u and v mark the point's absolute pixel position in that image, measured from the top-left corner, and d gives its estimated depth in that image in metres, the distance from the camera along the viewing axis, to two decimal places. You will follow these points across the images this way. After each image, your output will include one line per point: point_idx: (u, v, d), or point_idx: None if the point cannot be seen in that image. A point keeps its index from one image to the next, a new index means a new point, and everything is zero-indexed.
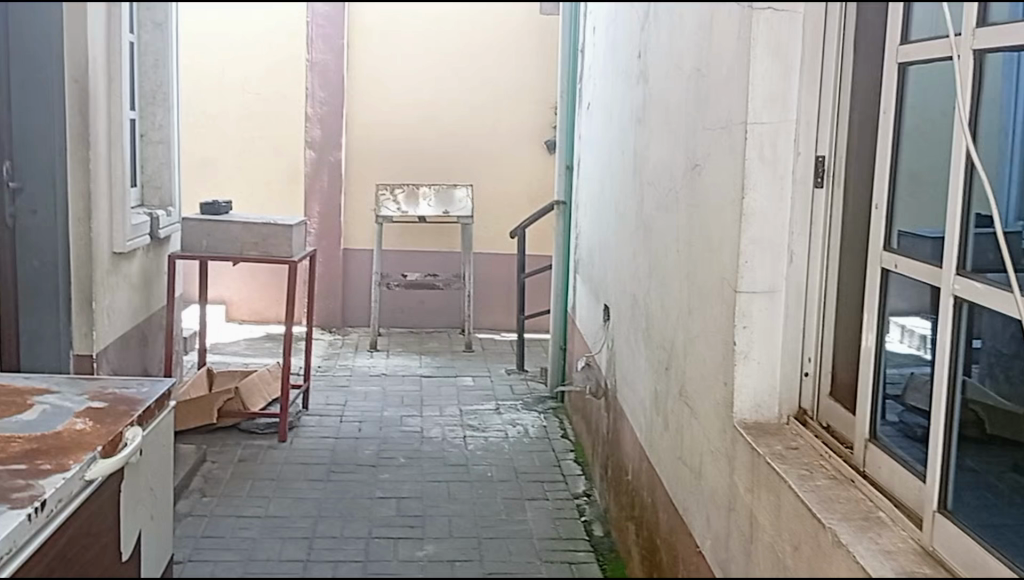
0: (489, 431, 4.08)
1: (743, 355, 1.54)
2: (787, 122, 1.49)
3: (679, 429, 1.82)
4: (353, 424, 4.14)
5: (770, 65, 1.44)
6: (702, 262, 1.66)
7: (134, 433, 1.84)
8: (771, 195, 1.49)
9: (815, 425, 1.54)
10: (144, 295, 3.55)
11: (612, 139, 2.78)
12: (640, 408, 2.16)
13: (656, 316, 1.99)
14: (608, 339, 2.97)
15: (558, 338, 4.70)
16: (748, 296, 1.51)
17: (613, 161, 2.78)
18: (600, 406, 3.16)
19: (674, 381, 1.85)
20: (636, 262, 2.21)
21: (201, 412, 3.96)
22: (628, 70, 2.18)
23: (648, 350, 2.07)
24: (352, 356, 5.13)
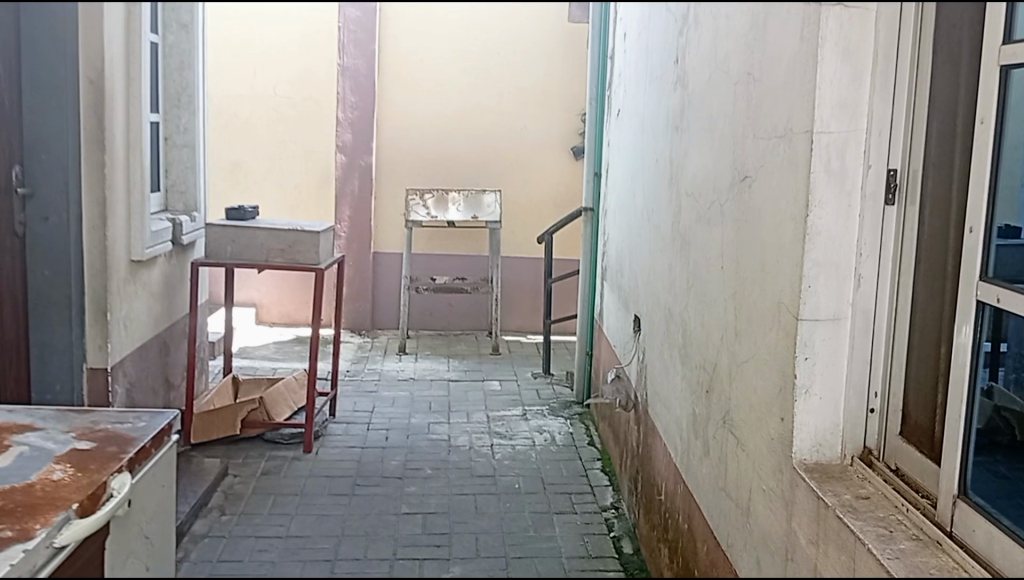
0: (515, 439, 3.99)
1: (804, 391, 1.45)
2: (857, 132, 1.40)
3: (720, 459, 1.74)
4: (380, 432, 4.07)
5: (839, 67, 1.37)
6: (754, 284, 1.59)
7: (121, 481, 1.64)
8: (840, 213, 1.40)
9: (882, 467, 1.44)
10: (165, 303, 3.58)
11: (644, 147, 2.70)
12: (674, 429, 2.09)
13: (693, 333, 1.93)
14: (638, 350, 2.88)
15: (585, 342, 4.58)
16: (809, 324, 1.43)
17: (646, 171, 2.71)
18: (629, 419, 3.07)
19: (717, 405, 1.77)
20: (670, 280, 2.16)
21: (224, 423, 3.90)
22: (668, 80, 2.14)
23: (684, 370, 2.00)
24: (381, 359, 5.04)
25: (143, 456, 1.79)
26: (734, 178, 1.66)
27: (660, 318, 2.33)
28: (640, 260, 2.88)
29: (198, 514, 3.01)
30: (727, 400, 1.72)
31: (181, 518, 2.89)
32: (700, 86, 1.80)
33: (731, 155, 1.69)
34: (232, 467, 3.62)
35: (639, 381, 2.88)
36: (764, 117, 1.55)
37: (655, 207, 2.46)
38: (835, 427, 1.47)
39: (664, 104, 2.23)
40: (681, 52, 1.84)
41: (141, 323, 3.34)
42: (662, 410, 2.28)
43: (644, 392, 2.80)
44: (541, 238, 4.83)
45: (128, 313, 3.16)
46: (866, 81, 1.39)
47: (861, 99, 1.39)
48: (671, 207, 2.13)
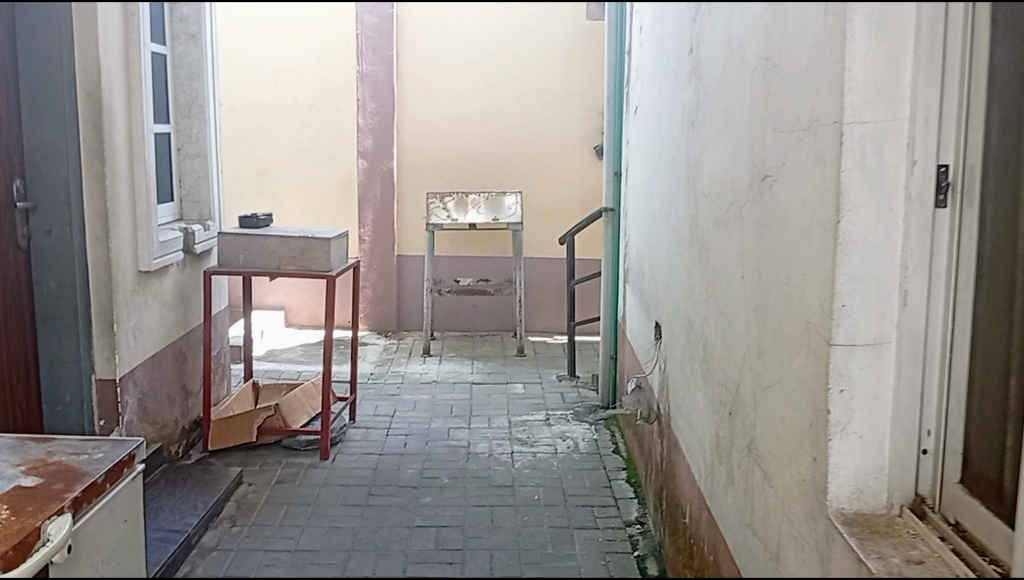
0: (536, 446, 3.77)
1: (841, 429, 1.30)
2: (898, 120, 1.22)
3: (747, 488, 1.61)
4: (399, 437, 3.84)
5: (876, 45, 1.19)
6: (781, 300, 1.44)
7: (58, 524, 1.68)
8: (876, 219, 1.24)
9: (937, 520, 1.33)
10: (179, 312, 3.46)
11: (662, 147, 2.56)
12: (698, 450, 2.00)
13: (716, 349, 1.81)
14: (660, 358, 2.73)
15: (608, 345, 4.34)
16: (843, 350, 1.28)
17: (664, 170, 2.56)
18: (654, 432, 2.90)
19: (744, 432, 1.63)
20: (690, 287, 2.03)
21: (240, 432, 3.65)
22: (682, 75, 2.00)
23: (708, 386, 1.89)
24: (405, 362, 4.88)
25: (96, 492, 1.84)
26: (754, 178, 1.54)
27: (681, 327, 2.21)
28: (659, 265, 2.74)
29: (208, 526, 2.88)
30: (753, 425, 1.58)
31: (187, 530, 2.74)
32: (713, 80, 1.66)
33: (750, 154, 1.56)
34: (246, 475, 3.44)
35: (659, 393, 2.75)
36: (786, 109, 1.42)
37: (673, 212, 2.32)
38: (878, 471, 1.33)
39: (680, 100, 2.09)
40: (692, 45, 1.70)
41: (156, 334, 3.23)
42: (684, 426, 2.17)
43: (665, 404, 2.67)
44: (563, 240, 4.67)
45: (138, 323, 3.07)
46: (907, 62, 1.20)
47: (901, 80, 1.22)
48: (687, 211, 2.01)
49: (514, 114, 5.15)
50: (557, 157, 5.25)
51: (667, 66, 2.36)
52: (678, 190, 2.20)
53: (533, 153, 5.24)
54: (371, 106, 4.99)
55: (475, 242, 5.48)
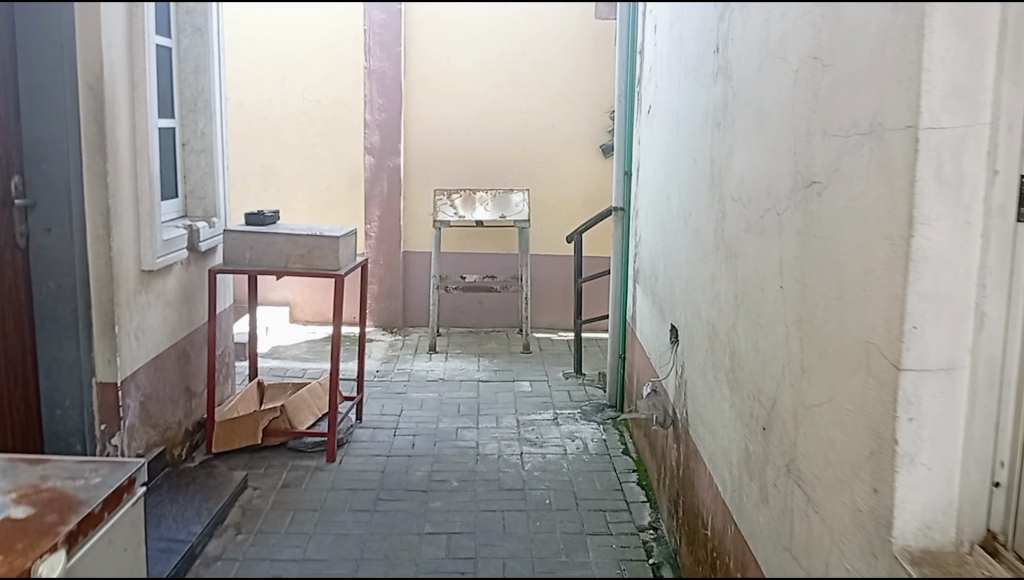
0: (546, 447, 3.47)
1: (910, 460, 1.25)
2: (978, 126, 1.20)
3: (789, 510, 1.62)
4: (407, 439, 3.60)
5: (958, 47, 1.16)
6: (834, 319, 1.40)
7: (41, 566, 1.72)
8: (952, 232, 1.20)
9: (1009, 558, 1.34)
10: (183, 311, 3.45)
11: (679, 152, 2.60)
12: (733, 468, 2.07)
13: (762, 360, 1.83)
14: (676, 363, 2.70)
15: (616, 343, 3.88)
16: (916, 375, 1.22)
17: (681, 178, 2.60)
18: (668, 438, 2.83)
19: (783, 451, 1.68)
20: (726, 298, 2.09)
21: (245, 433, 3.52)
22: (719, 88, 2.06)
23: (750, 398, 1.93)
24: (411, 359, 4.47)
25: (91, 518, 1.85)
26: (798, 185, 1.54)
27: (711, 336, 2.28)
28: (677, 267, 2.74)
29: (212, 535, 2.79)
30: (794, 448, 1.60)
31: (191, 541, 2.66)
32: (765, 88, 1.74)
33: (789, 153, 1.58)
34: (251, 478, 3.33)
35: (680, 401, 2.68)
36: (836, 117, 1.38)
37: (699, 220, 2.38)
38: (946, 504, 1.30)
39: (713, 114, 2.14)
40: (754, 54, 1.76)
41: (158, 335, 3.25)
42: (713, 440, 2.26)
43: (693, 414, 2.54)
44: (570, 238, 4.27)
45: (140, 324, 3.10)
46: (993, 63, 1.19)
47: (984, 84, 1.19)
48: (732, 214, 2.01)
49: (519, 113, 5.07)
50: (563, 155, 5.16)
51: (689, 69, 2.35)
52: (707, 200, 2.26)
53: (540, 152, 5.16)
54: (378, 103, 4.97)
55: (484, 237, 5.41)
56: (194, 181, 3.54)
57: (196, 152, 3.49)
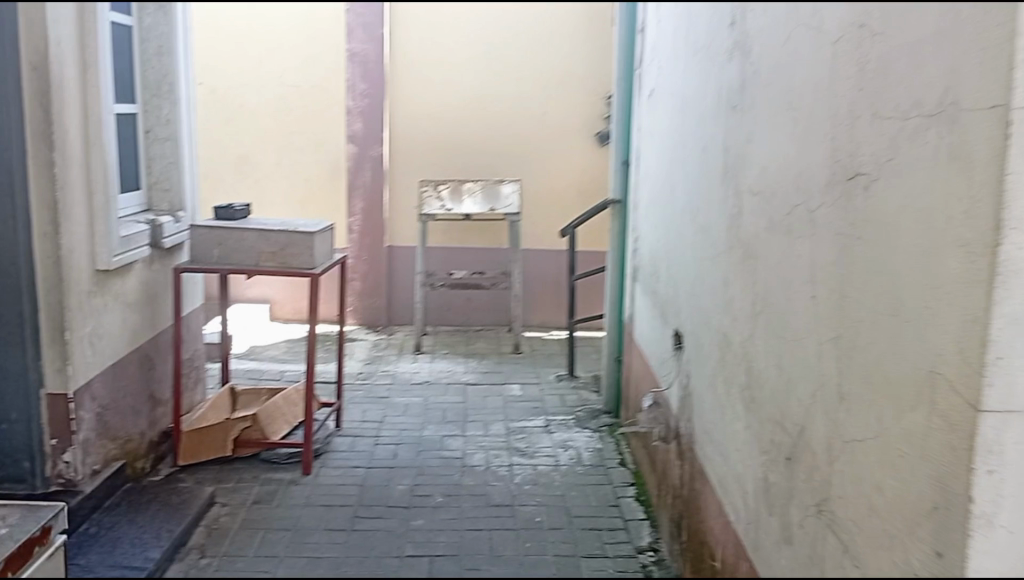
0: (536, 458, 3.22)
1: (987, 520, 1.19)
2: None
3: (827, 555, 1.52)
4: (388, 447, 3.36)
5: None
6: (900, 339, 1.30)
7: None
8: None
9: None
10: (146, 313, 3.24)
11: (688, 144, 2.46)
12: (750, 498, 1.91)
13: (789, 378, 1.70)
14: (680, 371, 2.55)
15: (612, 345, 3.60)
16: (995, 419, 1.16)
17: (692, 168, 2.46)
18: (671, 454, 2.60)
19: (812, 488, 1.60)
20: (749, 303, 1.98)
21: (213, 443, 3.25)
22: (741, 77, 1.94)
23: (771, 426, 1.79)
24: (395, 360, 4.22)
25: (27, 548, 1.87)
26: (842, 177, 1.51)
27: (723, 343, 2.16)
28: (681, 265, 2.59)
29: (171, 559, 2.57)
30: (828, 482, 1.52)
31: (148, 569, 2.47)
32: (807, 77, 1.64)
33: (831, 141, 1.54)
34: (219, 493, 3.07)
35: (687, 421, 2.46)
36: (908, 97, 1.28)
37: (714, 217, 2.26)
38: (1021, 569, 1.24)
39: (732, 105, 2.02)
40: (794, 36, 1.65)
41: (117, 340, 3.04)
42: (723, 462, 2.11)
43: (703, 435, 2.30)
44: (563, 230, 3.96)
45: (95, 329, 2.88)
46: None
47: None
48: (764, 213, 1.87)
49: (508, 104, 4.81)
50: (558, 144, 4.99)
51: (706, 56, 2.20)
52: (727, 196, 2.13)
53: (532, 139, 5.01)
54: None
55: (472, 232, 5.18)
56: (158, 171, 3.45)
57: (158, 142, 3.44)
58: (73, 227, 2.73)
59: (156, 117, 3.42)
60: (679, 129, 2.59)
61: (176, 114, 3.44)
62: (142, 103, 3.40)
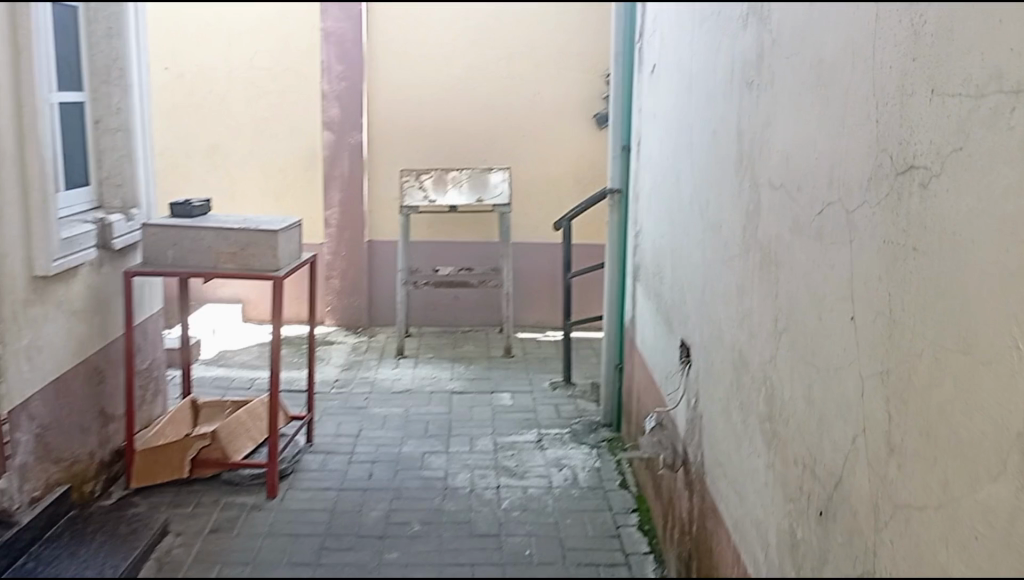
0: (526, 479, 2.91)
1: None
2: None
3: None
4: (364, 466, 3.06)
5: None
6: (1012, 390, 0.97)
7: None
8: None
9: None
10: (95, 323, 2.94)
11: (697, 131, 2.15)
12: (772, 554, 1.61)
13: (830, 423, 1.39)
14: (688, 390, 2.24)
15: (611, 352, 3.29)
16: None
17: (700, 160, 2.15)
18: (679, 484, 2.29)
19: (856, 560, 1.29)
20: (771, 320, 1.67)
21: (170, 464, 2.96)
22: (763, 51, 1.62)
23: (804, 473, 1.48)
24: (375, 365, 3.91)
25: None
26: (892, 172, 1.21)
27: (738, 361, 1.85)
28: (687, 270, 2.28)
29: None
30: (879, 557, 1.22)
31: None
32: (849, 49, 1.32)
33: (877, 126, 1.23)
34: (174, 521, 2.70)
35: (698, 449, 2.16)
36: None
37: (727, 215, 1.95)
38: None
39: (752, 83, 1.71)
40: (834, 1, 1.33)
41: (62, 354, 2.71)
42: (742, 505, 1.80)
43: (719, 466, 1.98)
44: (558, 224, 3.61)
45: (34, 343, 2.55)
46: None
47: None
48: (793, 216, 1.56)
49: (500, 78, 4.63)
50: (558, 127, 4.71)
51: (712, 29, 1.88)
52: (743, 192, 1.82)
53: (523, 123, 4.70)
54: (337, 70, 4.60)
55: (460, 223, 4.84)
56: (108, 166, 3.16)
57: (109, 132, 3.14)
58: (7, 227, 2.41)
59: (106, 105, 3.11)
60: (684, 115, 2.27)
61: (128, 101, 3.13)
62: (90, 91, 3.09)
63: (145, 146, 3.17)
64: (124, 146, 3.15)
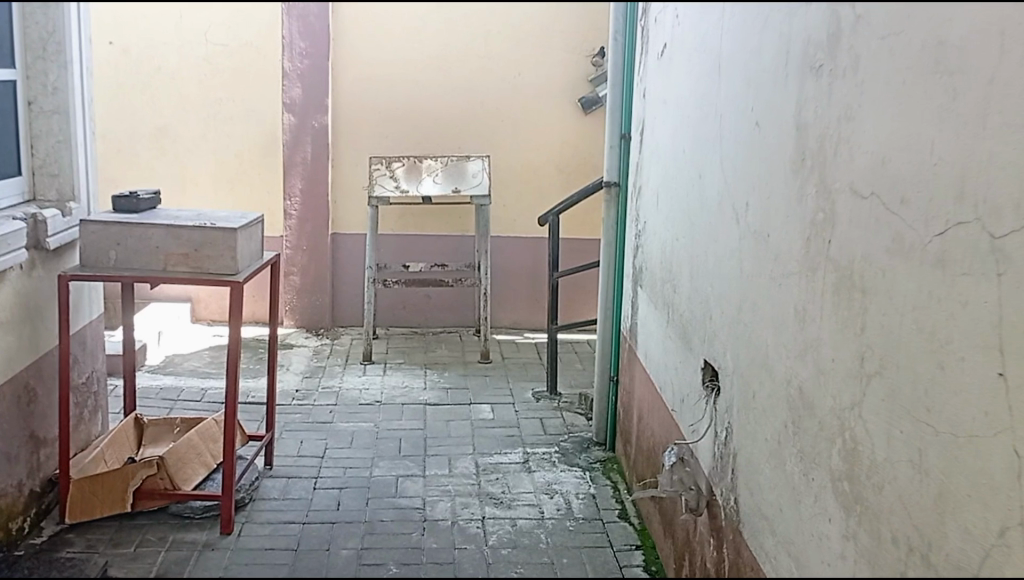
0: (515, 509, 2.58)
1: None
2: None
3: None
4: (331, 493, 2.73)
5: None
6: None
7: None
8: None
9: None
10: (24, 334, 2.60)
11: (724, 122, 1.83)
12: None
13: None
14: (713, 421, 1.94)
15: (605, 364, 2.97)
16: None
17: (731, 158, 1.83)
18: (698, 530, 1.97)
19: None
20: (851, 358, 1.36)
21: (110, 497, 2.63)
22: (821, 39, 1.33)
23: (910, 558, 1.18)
24: (340, 373, 3.57)
25: None
26: None
27: (797, 401, 1.53)
28: (711, 286, 1.97)
29: None
30: None
31: None
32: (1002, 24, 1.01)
33: None
34: (115, 564, 2.34)
35: (729, 490, 1.82)
36: None
37: (776, 223, 1.63)
38: None
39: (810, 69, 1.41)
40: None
41: None
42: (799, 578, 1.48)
43: (758, 518, 1.66)
44: (544, 219, 3.29)
45: None
46: None
47: None
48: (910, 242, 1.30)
49: (474, 58, 4.25)
50: (536, 112, 4.41)
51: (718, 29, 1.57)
52: (805, 202, 1.51)
53: (501, 108, 4.41)
54: (299, 47, 4.27)
55: (430, 216, 4.50)
56: (43, 154, 2.80)
57: (44, 115, 2.76)
58: None
59: (40, 85, 2.74)
60: (707, 105, 1.95)
61: (66, 81, 2.76)
62: (23, 67, 2.71)
63: (84, 132, 2.81)
64: (59, 131, 2.79)
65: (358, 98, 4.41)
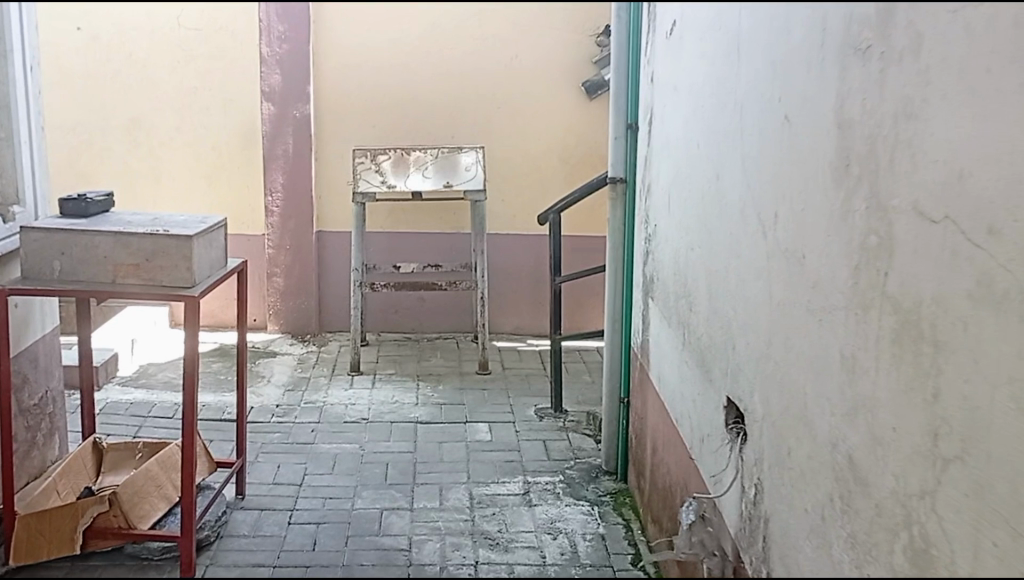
0: (512, 553, 2.28)
1: None
2: None
3: None
4: (307, 528, 2.43)
5: None
6: None
7: None
8: None
9: None
10: None
11: (746, 117, 1.52)
12: None
13: None
14: (740, 477, 1.63)
15: (614, 383, 2.66)
16: None
17: (752, 161, 1.51)
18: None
19: None
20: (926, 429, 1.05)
21: (57, 537, 2.29)
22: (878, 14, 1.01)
23: None
24: (325, 386, 3.28)
25: None
26: None
27: (845, 471, 1.22)
28: (733, 313, 1.66)
29: None
30: None
31: None
32: None
33: None
34: None
35: (759, 562, 1.50)
36: None
37: (814, 244, 1.31)
38: None
39: (857, 52, 1.09)
40: None
41: None
42: None
43: None
44: (544, 217, 2.98)
45: None
46: None
47: None
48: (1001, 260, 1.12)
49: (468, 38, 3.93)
50: (537, 98, 4.10)
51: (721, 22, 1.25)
52: (852, 222, 1.19)
53: (499, 93, 4.10)
54: (278, 31, 3.98)
55: (423, 212, 4.20)
56: None
57: None
58: None
59: None
60: (723, 96, 1.63)
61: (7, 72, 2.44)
62: None
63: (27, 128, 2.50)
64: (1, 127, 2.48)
65: (342, 84, 4.10)
